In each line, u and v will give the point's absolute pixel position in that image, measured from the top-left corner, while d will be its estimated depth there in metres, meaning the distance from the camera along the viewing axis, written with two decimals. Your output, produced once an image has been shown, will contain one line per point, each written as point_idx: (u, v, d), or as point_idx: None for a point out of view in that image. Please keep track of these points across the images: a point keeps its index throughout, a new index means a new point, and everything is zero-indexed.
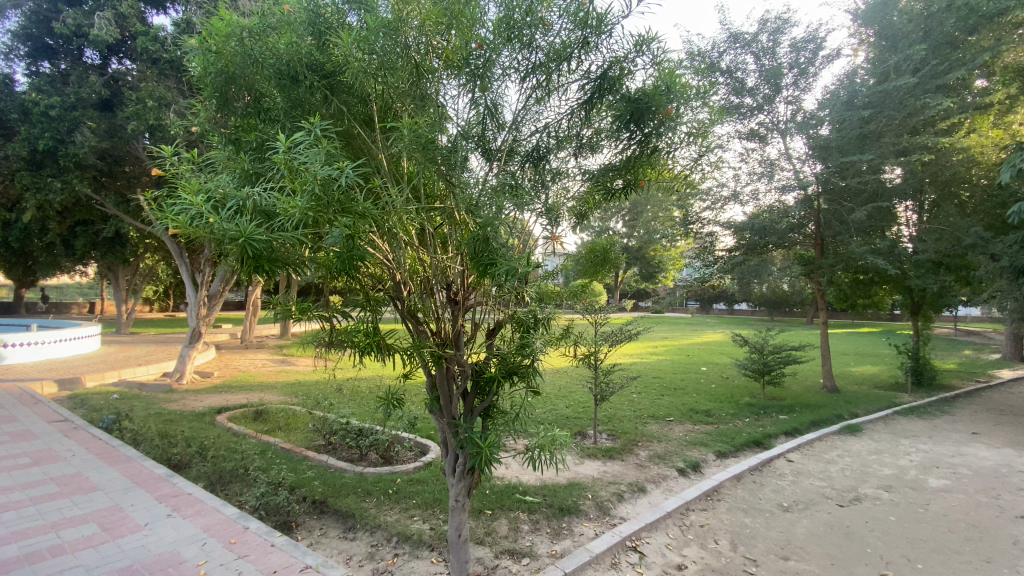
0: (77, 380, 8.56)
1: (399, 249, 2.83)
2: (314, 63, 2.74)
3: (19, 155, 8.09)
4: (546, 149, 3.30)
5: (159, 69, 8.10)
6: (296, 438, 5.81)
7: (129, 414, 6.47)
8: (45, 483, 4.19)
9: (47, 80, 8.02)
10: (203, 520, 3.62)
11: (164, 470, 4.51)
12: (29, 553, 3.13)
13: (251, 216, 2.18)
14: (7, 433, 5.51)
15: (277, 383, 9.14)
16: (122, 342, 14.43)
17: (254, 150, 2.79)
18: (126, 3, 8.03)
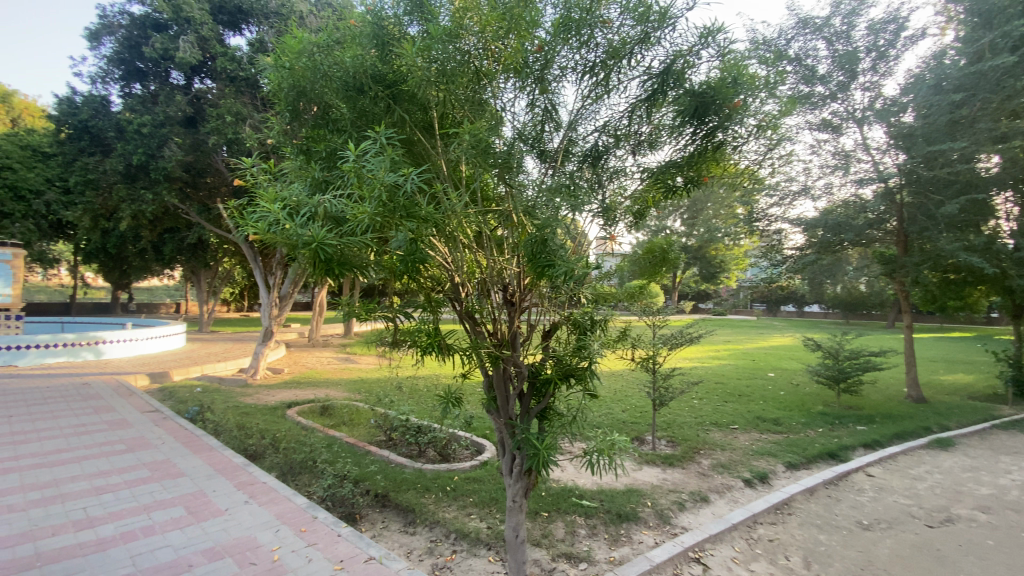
0: (166, 374, 9.37)
1: (458, 251, 2.89)
2: (377, 74, 2.87)
3: (116, 169, 8.95)
4: (603, 148, 3.24)
5: (237, 87, 8.72)
6: (360, 433, 6.05)
7: (211, 406, 7.01)
8: (139, 468, 4.61)
9: (139, 100, 8.81)
10: (276, 508, 3.85)
11: (241, 460, 4.84)
12: (125, 532, 3.45)
13: (322, 222, 2.30)
14: (107, 421, 6.12)
15: (341, 380, 9.57)
16: (204, 339, 15.63)
17: (324, 159, 2.95)
18: (207, 26, 8.68)
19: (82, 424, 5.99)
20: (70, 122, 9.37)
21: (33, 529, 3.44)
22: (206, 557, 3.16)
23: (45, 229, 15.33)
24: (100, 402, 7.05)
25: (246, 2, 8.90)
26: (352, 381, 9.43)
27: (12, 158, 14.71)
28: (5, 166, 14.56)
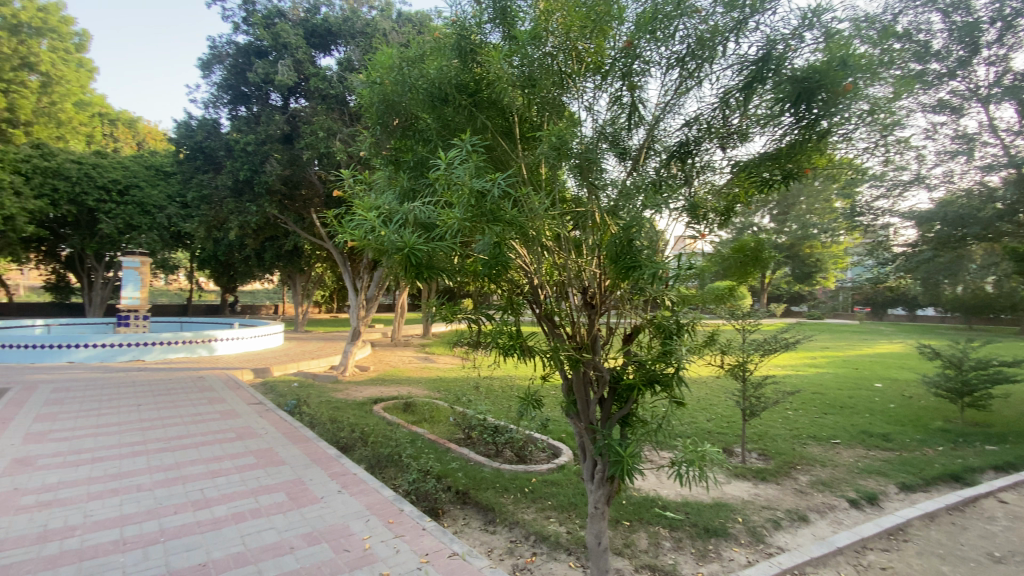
0: (267, 370, 10.27)
1: (539, 254, 2.89)
2: (461, 83, 2.95)
3: (225, 185, 9.93)
4: (689, 142, 3.10)
5: (327, 104, 9.37)
6: (441, 430, 6.27)
7: (307, 401, 7.56)
8: (247, 455, 5.08)
9: (245, 122, 9.72)
10: (366, 498, 4.08)
11: (334, 451, 5.17)
12: (236, 513, 3.81)
13: (413, 228, 2.41)
14: (220, 411, 6.82)
15: (422, 379, 9.95)
16: (299, 339, 16.95)
17: (412, 168, 3.09)
18: (301, 50, 9.41)
19: (199, 413, 6.72)
20: (187, 144, 10.54)
21: (161, 506, 3.89)
22: (306, 541, 3.40)
23: (167, 240, 17.37)
24: (214, 394, 7.88)
25: (335, 24, 9.55)
26: (432, 380, 9.78)
27: (140, 178, 16.97)
28: (135, 184, 16.78)
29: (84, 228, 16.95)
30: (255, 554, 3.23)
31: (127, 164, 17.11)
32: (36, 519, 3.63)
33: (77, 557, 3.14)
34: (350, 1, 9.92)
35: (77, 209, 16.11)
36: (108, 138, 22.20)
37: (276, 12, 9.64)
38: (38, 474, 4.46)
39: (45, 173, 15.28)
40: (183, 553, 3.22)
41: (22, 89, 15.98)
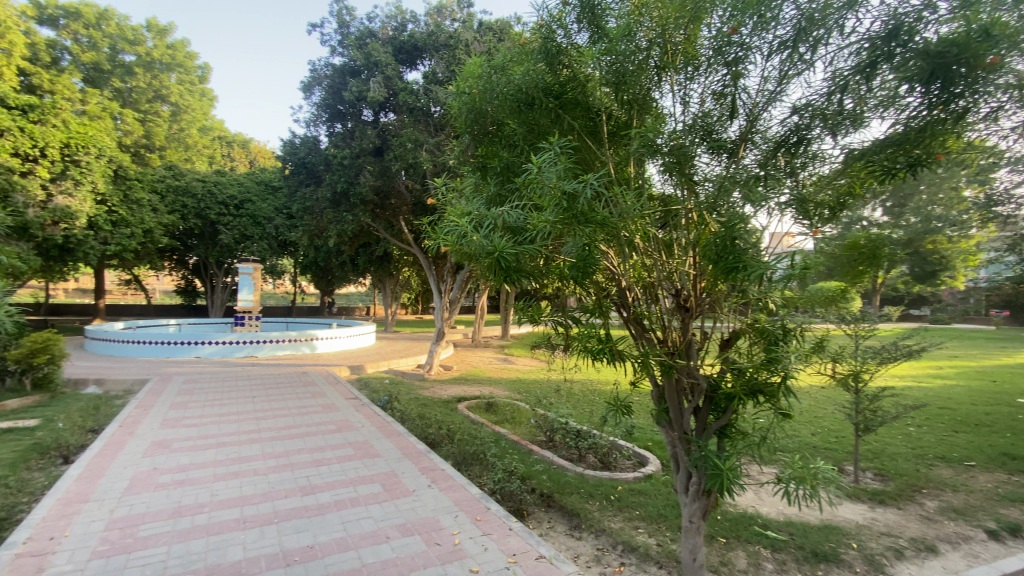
0: (361, 367, 11.00)
1: (628, 255, 2.83)
2: (547, 86, 2.97)
3: (325, 197, 10.77)
4: (798, 130, 2.83)
5: (414, 116, 9.82)
6: (522, 431, 6.33)
7: (397, 397, 7.97)
8: (345, 446, 5.46)
9: (341, 138, 10.44)
10: (455, 494, 4.20)
11: (423, 446, 5.40)
12: (338, 500, 4.09)
13: (502, 233, 2.44)
14: (321, 405, 7.42)
15: (503, 379, 10.11)
16: (388, 339, 17.96)
17: (499, 173, 3.14)
18: (390, 67, 9.97)
19: (304, 406, 7.36)
20: (292, 161, 11.55)
21: (273, 490, 4.28)
22: (400, 532, 3.57)
23: (274, 248, 19.29)
24: (315, 389, 8.57)
25: (421, 40, 10.04)
26: (513, 381, 9.90)
27: (252, 193, 18.95)
28: (248, 199, 18.73)
29: (207, 239, 18.93)
30: (355, 540, 3.45)
31: (241, 181, 19.17)
32: (172, 495, 4.14)
33: (205, 532, 3.54)
34: (434, 16, 10.36)
35: (202, 222, 18.14)
36: (226, 158, 25.10)
37: (368, 33, 10.28)
38: (173, 455, 5.10)
39: (175, 192, 17.40)
40: (293, 535, 3.51)
41: (155, 117, 19.20)
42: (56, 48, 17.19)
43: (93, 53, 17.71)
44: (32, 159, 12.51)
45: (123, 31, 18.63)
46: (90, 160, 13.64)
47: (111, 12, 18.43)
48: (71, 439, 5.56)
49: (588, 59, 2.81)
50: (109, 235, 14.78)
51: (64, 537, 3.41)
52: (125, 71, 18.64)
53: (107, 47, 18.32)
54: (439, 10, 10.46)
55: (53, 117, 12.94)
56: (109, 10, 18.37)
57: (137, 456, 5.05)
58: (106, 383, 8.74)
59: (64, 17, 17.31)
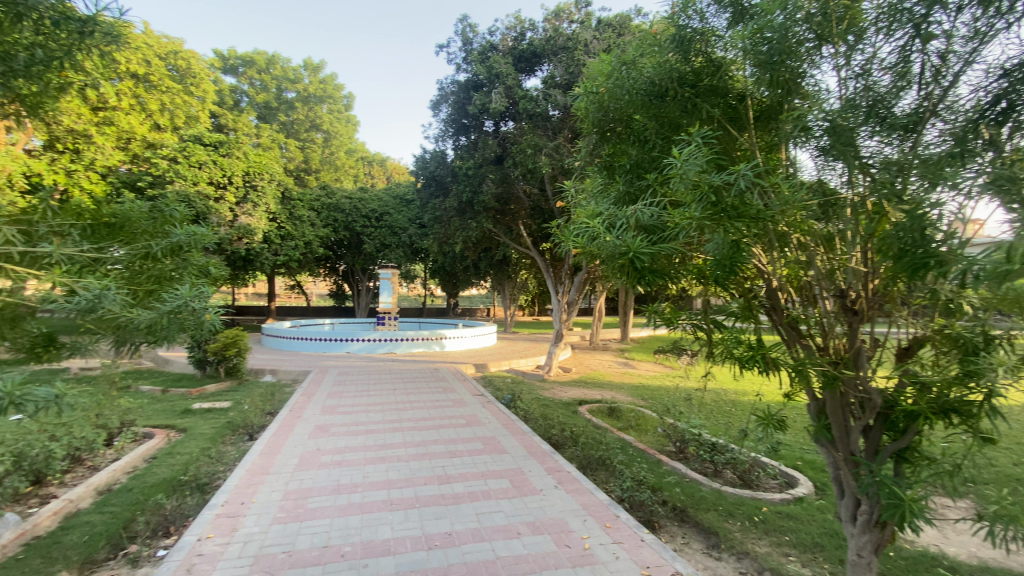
0: (485, 366, 11.51)
1: (779, 254, 2.63)
2: (681, 75, 2.84)
3: (452, 206, 11.39)
4: (1005, 94, 2.27)
5: (534, 122, 9.96)
6: (649, 439, 6.11)
7: (520, 396, 8.17)
8: (474, 441, 5.73)
9: (465, 150, 10.97)
10: (582, 498, 4.17)
11: (548, 446, 5.45)
12: (470, 492, 4.30)
13: (635, 232, 2.35)
14: (451, 399, 7.93)
15: (625, 384, 9.85)
16: (510, 339, 18.57)
17: (628, 171, 3.05)
18: (511, 76, 10.24)
19: (438, 399, 7.92)
20: (423, 174, 12.47)
21: (414, 476, 4.66)
22: (531, 530, 3.63)
23: (407, 255, 20.95)
24: (445, 384, 9.16)
25: (540, 46, 10.20)
26: (635, 386, 9.59)
27: (389, 206, 20.94)
28: (386, 212, 20.72)
29: (353, 249, 21.25)
30: (488, 532, 3.58)
31: (380, 195, 21.24)
32: (332, 474, 4.72)
33: (359, 510, 3.96)
34: (552, 20, 10.47)
35: (349, 234, 20.44)
36: (368, 176, 28.15)
37: (489, 46, 10.71)
38: (332, 439, 5.80)
39: (327, 209, 19.86)
40: (432, 520, 3.77)
41: (312, 144, 22.20)
42: (238, 92, 21.00)
43: (265, 94, 21.12)
44: (223, 187, 15.21)
45: (286, 72, 21.88)
46: (264, 184, 16.11)
47: (278, 57, 21.82)
48: (254, 420, 6.61)
49: (736, 42, 2.62)
50: (278, 247, 17.34)
51: (252, 503, 4.06)
52: (288, 107, 21.89)
53: (274, 88, 21.68)
54: (557, 15, 10.55)
55: (236, 150, 15.57)
56: (276, 56, 21.80)
57: (304, 437, 5.85)
58: (279, 372, 10.28)
59: (243, 65, 21.26)
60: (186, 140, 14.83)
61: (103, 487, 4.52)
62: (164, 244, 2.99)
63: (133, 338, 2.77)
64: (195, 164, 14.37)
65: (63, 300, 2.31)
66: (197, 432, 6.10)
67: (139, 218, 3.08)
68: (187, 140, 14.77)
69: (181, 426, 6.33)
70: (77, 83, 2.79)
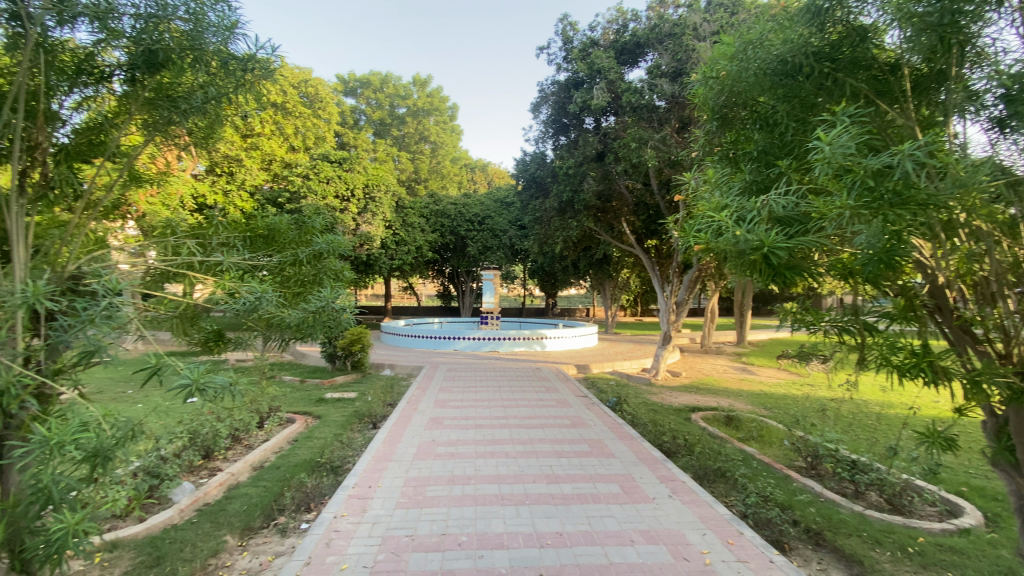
0: (588, 367, 11.38)
1: (948, 245, 2.27)
2: (815, 50, 2.62)
3: (553, 207, 11.34)
4: None
5: (638, 115, 9.63)
6: (774, 453, 5.61)
7: (627, 399, 7.96)
8: (581, 442, 5.68)
9: (566, 149, 10.87)
10: (700, 510, 3.93)
11: (659, 454, 5.23)
12: (580, 494, 4.26)
13: (768, 225, 2.17)
14: (555, 399, 7.95)
15: (742, 391, 9.14)
16: (613, 340, 18.18)
17: (755, 159, 2.91)
18: (614, 70, 9.99)
19: (542, 399, 7.99)
20: (524, 177, 12.62)
21: (524, 473, 4.73)
22: (645, 538, 3.51)
23: (508, 256, 21.86)
24: (549, 384, 9.23)
25: (643, 36, 9.86)
26: (754, 394, 8.85)
27: (491, 210, 21.64)
28: (489, 215, 21.44)
29: (458, 252, 22.24)
30: (601, 536, 3.52)
31: (483, 200, 22.04)
32: (447, 465, 4.96)
33: (473, 502, 4.11)
34: (657, 8, 10.06)
35: (455, 238, 21.42)
36: (471, 182, 29.39)
37: (590, 43, 10.54)
38: (445, 431, 6.11)
39: (435, 215, 21.05)
40: (544, 519, 3.80)
41: (421, 155, 23.69)
42: (358, 112, 23.10)
43: (380, 112, 22.98)
44: (346, 199, 16.75)
45: (398, 90, 23.62)
46: (381, 195, 17.51)
47: (391, 76, 23.59)
48: (377, 410, 7.19)
49: (885, 8, 2.36)
50: (393, 252, 18.75)
51: (378, 486, 4.41)
52: (400, 122, 23.64)
53: (388, 105, 23.51)
54: (661, 1, 10.13)
55: (357, 165, 17.08)
56: (389, 75, 23.62)
57: (420, 428, 6.24)
58: (397, 367, 11.09)
59: (361, 87, 23.35)
60: (316, 158, 16.49)
61: (257, 463, 5.22)
62: (307, 251, 3.36)
63: (284, 333, 3.14)
64: (324, 179, 15.90)
65: (231, 301, 2.69)
66: (330, 419, 6.79)
67: (286, 230, 3.50)
68: (317, 159, 16.43)
69: (316, 413, 7.08)
70: (240, 116, 3.25)
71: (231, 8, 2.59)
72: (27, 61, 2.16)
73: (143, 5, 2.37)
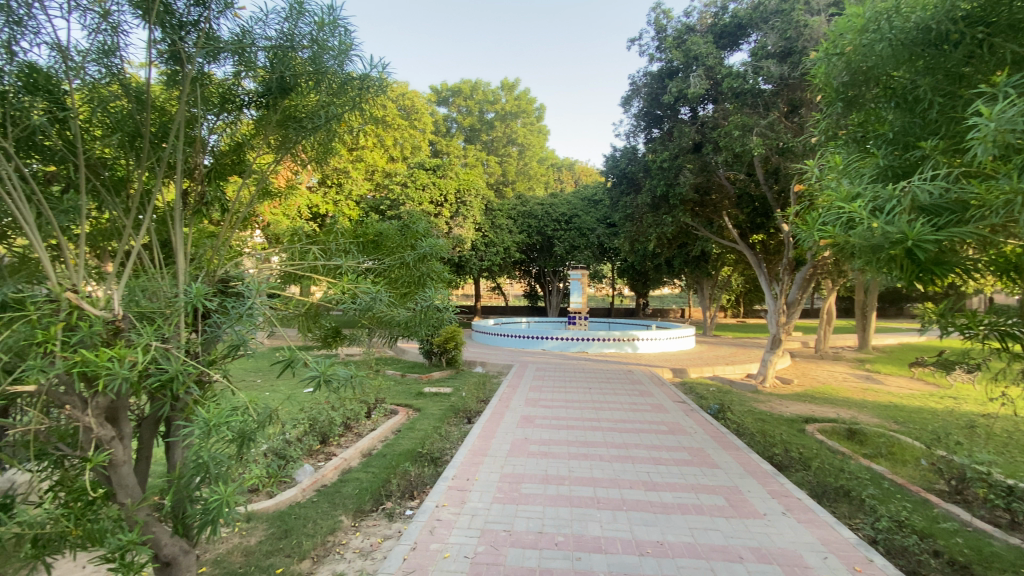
0: (685, 370, 10.84)
1: None
2: (966, 13, 2.35)
3: (645, 203, 10.92)
4: None
5: (741, 101, 9.00)
6: (908, 473, 4.96)
7: (729, 406, 7.46)
8: (680, 450, 5.42)
9: (659, 142, 10.41)
10: (820, 531, 3.58)
11: (770, 467, 4.84)
12: (681, 504, 4.07)
13: (910, 215, 1.94)
14: (651, 403, 7.67)
15: (866, 401, 8.18)
16: (711, 342, 17.14)
17: (891, 141, 2.66)
18: (711, 56, 9.45)
19: (636, 402, 7.76)
20: (614, 173, 12.32)
21: (620, 478, 4.63)
22: (755, 556, 3.26)
23: (597, 255, 21.51)
24: (643, 388, 8.92)
25: (745, 16, 9.19)
26: (881, 406, 7.88)
27: (579, 209, 21.45)
28: (576, 215, 21.25)
29: (546, 252, 22.28)
30: (705, 550, 3.34)
31: (570, 199, 21.92)
32: (540, 464, 5.00)
33: (569, 503, 4.09)
34: None
35: (542, 238, 21.52)
36: (558, 182, 29.41)
37: (685, 29, 10.00)
38: (538, 430, 6.17)
39: (523, 215, 21.32)
40: (642, 526, 3.68)
41: (509, 158, 24.14)
42: (450, 121, 24.14)
43: (470, 118, 23.79)
44: (440, 204, 17.51)
45: (487, 96, 24.28)
46: (472, 199, 18.08)
47: (480, 83, 24.29)
48: (471, 405, 7.44)
49: None
50: (483, 253, 19.31)
51: (475, 480, 4.56)
52: (489, 126, 24.27)
53: (477, 111, 24.25)
54: None
55: (450, 171, 17.80)
56: (479, 82, 24.32)
57: (513, 426, 6.35)
58: (488, 365, 11.38)
59: (452, 96, 24.33)
60: (413, 167, 17.45)
61: (365, 450, 5.64)
62: (413, 254, 3.54)
63: (392, 331, 3.36)
64: (420, 187, 16.75)
65: (349, 301, 2.93)
66: (428, 412, 7.15)
67: (393, 235, 3.68)
68: (413, 167, 17.38)
69: (416, 406, 7.49)
70: (354, 131, 3.53)
71: (348, 31, 2.79)
72: (185, 95, 2.49)
73: (275, 37, 2.69)
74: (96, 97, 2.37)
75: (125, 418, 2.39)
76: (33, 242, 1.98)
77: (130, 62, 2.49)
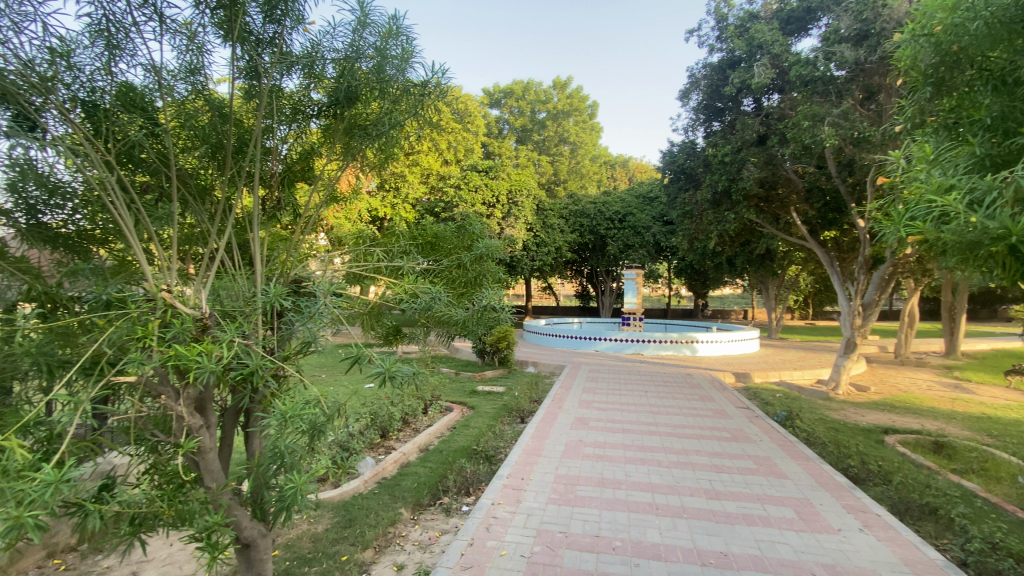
0: (748, 375, 10.34)
1: None
2: None
3: (705, 199, 10.51)
4: None
5: (810, 90, 8.49)
6: (1007, 492, 4.48)
7: (798, 414, 7.04)
8: (744, 459, 5.18)
9: (721, 136, 10.00)
10: (902, 551, 3.31)
11: (844, 479, 4.53)
12: (746, 514, 3.89)
13: (1014, 206, 1.77)
14: (711, 409, 7.38)
15: (955, 412, 7.47)
16: (776, 345, 16.23)
17: (989, 128, 2.45)
18: (778, 43, 8.89)
19: (695, 407, 7.50)
20: (671, 169, 11.94)
21: (679, 485, 4.49)
22: (829, 573, 3.07)
23: (652, 254, 20.95)
24: (702, 392, 8.58)
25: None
26: (973, 417, 7.17)
27: (633, 206, 20.99)
28: (630, 213, 20.81)
29: (598, 251, 21.97)
30: (773, 564, 3.18)
31: (623, 197, 21.51)
32: (596, 467, 4.94)
33: (625, 507, 4.02)
34: None
35: (595, 237, 21.23)
36: (611, 180, 28.92)
37: (749, 17, 9.54)
38: (593, 432, 6.11)
39: (576, 215, 21.15)
40: (704, 535, 3.55)
41: (561, 157, 24.04)
42: (502, 122, 24.40)
43: (522, 119, 23.90)
44: (492, 205, 17.70)
45: (539, 96, 24.31)
46: (524, 199, 18.15)
47: (532, 83, 24.33)
48: (525, 405, 7.46)
49: None
50: (535, 253, 19.31)
51: (530, 479, 4.58)
52: (541, 126, 24.26)
53: (529, 111, 24.33)
54: None
55: (502, 172, 17.94)
56: (530, 83, 24.37)
57: (568, 427, 6.31)
58: (540, 365, 11.37)
59: (504, 97, 24.54)
60: (466, 169, 17.75)
61: (423, 445, 5.79)
62: (469, 255, 3.60)
63: (450, 330, 3.43)
64: (472, 188, 17.02)
65: (410, 300, 3.02)
66: (483, 411, 7.24)
67: (450, 237, 3.78)
68: (467, 169, 17.68)
69: (471, 404, 7.61)
70: (415, 137, 3.65)
71: (410, 39, 2.89)
72: (262, 109, 2.67)
73: (342, 49, 2.84)
74: (185, 112, 2.58)
75: (211, 408, 2.58)
76: (133, 245, 2.18)
77: (212, 79, 2.71)
